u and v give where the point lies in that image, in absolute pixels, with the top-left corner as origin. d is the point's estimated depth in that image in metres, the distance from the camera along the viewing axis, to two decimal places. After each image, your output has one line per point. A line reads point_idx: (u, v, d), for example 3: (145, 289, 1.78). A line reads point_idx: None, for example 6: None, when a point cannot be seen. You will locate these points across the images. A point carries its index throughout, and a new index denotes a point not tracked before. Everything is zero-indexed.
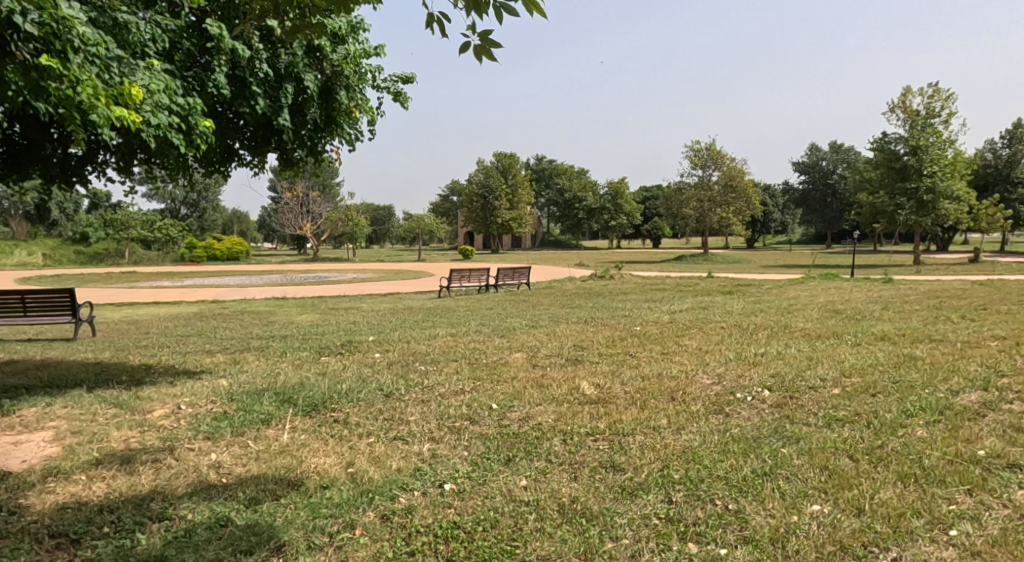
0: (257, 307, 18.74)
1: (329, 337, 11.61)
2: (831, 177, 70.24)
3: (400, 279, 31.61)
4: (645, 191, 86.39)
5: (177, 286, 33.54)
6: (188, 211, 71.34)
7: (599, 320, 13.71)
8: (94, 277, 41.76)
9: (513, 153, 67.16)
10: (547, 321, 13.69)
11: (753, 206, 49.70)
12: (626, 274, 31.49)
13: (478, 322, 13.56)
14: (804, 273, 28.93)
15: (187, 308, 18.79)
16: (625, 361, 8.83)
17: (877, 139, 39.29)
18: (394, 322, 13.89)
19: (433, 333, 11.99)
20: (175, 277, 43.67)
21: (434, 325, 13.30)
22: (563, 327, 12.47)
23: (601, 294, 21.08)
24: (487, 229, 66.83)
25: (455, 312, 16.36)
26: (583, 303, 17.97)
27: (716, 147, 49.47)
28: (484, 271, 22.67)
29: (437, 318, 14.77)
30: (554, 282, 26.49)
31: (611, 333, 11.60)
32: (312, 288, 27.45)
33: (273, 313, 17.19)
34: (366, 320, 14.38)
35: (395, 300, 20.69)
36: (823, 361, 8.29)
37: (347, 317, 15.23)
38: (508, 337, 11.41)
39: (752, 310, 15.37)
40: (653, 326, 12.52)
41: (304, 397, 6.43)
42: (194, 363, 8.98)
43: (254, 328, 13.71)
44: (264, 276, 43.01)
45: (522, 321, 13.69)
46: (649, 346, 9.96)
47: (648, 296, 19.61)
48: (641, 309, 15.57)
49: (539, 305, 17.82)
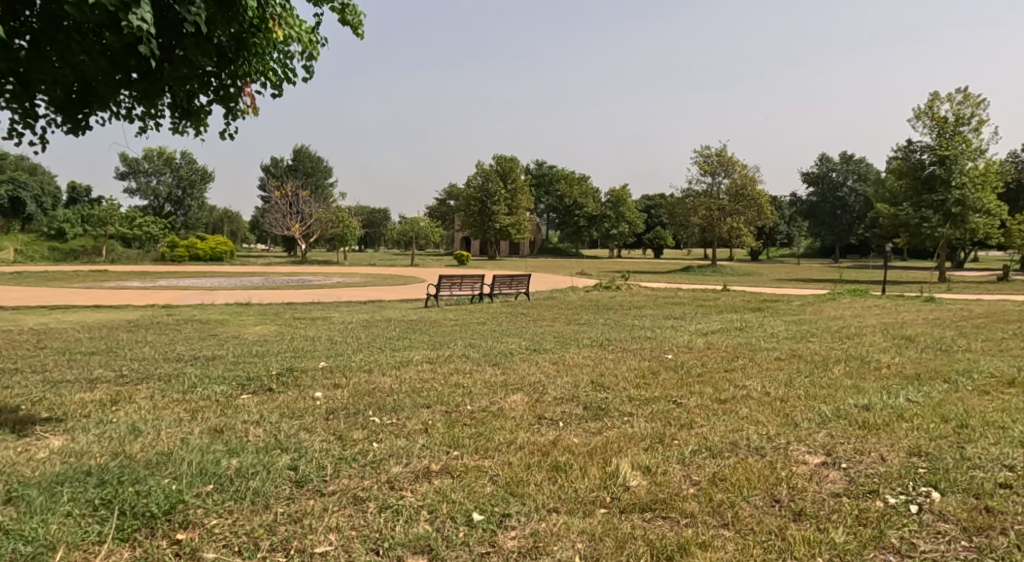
0: (209, 315, 16.08)
1: (271, 361, 8.88)
2: (841, 190, 67.42)
3: (387, 286, 28.99)
4: (648, 199, 83.67)
5: (145, 287, 30.88)
6: (173, 209, 68.59)
7: (618, 343, 11.00)
8: (62, 276, 39.11)
9: (512, 157, 64.64)
10: (554, 342, 11.01)
11: (765, 216, 47.06)
12: (634, 285, 28.84)
13: (468, 342, 10.91)
14: (831, 289, 26.22)
15: (127, 314, 16.17)
16: (672, 417, 6.09)
17: (901, 147, 36.43)
18: (362, 341, 11.17)
19: (406, 359, 9.24)
20: (151, 277, 41.06)
21: (414, 346, 10.61)
22: (576, 354, 9.77)
23: (612, 308, 18.38)
24: (483, 235, 64.11)
25: (441, 327, 13.68)
26: (592, 320, 15.24)
27: (727, 153, 46.80)
28: (476, 278, 19.97)
29: (416, 335, 12.12)
30: (554, 293, 23.89)
31: (639, 365, 8.86)
32: (287, 293, 24.81)
33: (224, 324, 14.54)
34: (327, 338, 11.70)
35: (373, 311, 18.02)
36: (974, 426, 5.52)
37: (307, 333, 12.52)
38: (503, 367, 8.64)
39: (800, 333, 12.66)
40: (689, 354, 9.79)
41: (137, 504, 3.68)
42: (48, 405, 6.25)
43: (185, 344, 10.96)
44: (245, 279, 40.39)
45: (522, 342, 10.97)
46: (701, 388, 7.25)
47: (666, 313, 16.89)
48: (666, 331, 12.87)
49: (540, 320, 15.16)
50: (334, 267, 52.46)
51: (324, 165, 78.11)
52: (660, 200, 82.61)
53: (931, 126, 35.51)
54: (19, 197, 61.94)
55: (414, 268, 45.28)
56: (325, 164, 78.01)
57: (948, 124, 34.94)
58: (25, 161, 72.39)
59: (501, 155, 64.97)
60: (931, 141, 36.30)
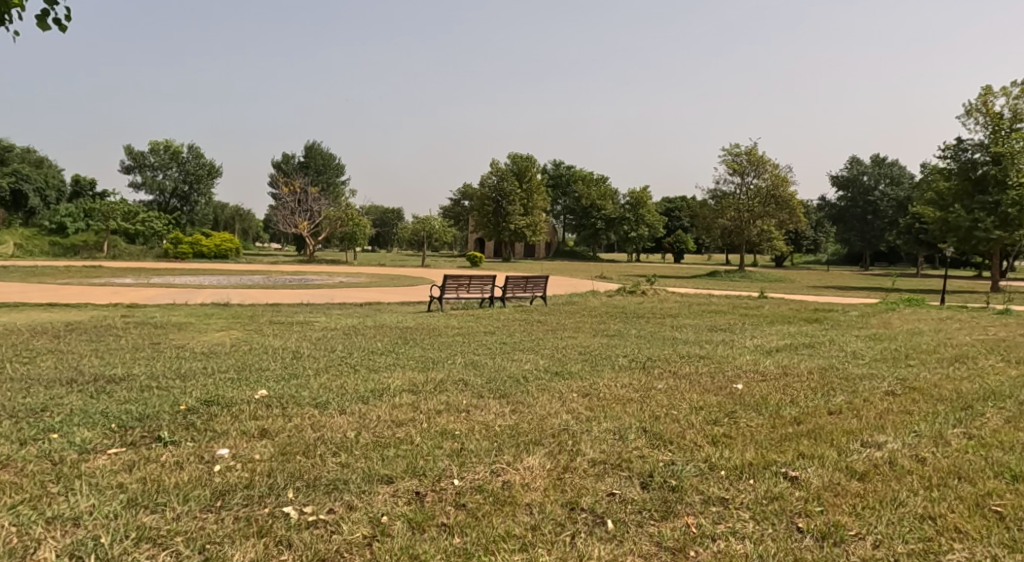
0: (174, 317, 13.82)
1: (193, 387, 6.45)
2: (872, 194, 64.34)
3: (392, 287, 26.70)
4: (668, 202, 80.80)
5: (133, 284, 28.69)
6: (179, 204, 66.64)
7: (666, 364, 8.49)
8: (51, 271, 37.00)
9: (529, 156, 62.24)
10: (582, 363, 8.49)
11: (797, 219, 44.37)
12: (661, 290, 26.29)
13: (472, 361, 8.45)
14: (885, 297, 23.47)
15: (78, 314, 13.93)
16: (794, 516, 3.65)
17: (950, 145, 33.53)
18: (335, 356, 8.74)
19: (379, 387, 6.75)
20: (146, 274, 38.92)
21: (402, 365, 8.17)
22: (616, 382, 7.27)
23: (642, 316, 15.91)
24: (497, 236, 61.63)
25: (441, 338, 11.18)
26: (623, 331, 12.76)
27: (757, 151, 44.09)
28: (487, 278, 17.51)
29: (407, 348, 9.72)
30: (574, 297, 21.48)
31: (706, 402, 6.34)
32: (278, 292, 22.55)
33: (185, 329, 12.28)
34: (291, 350, 9.31)
35: (367, 315, 15.67)
36: None
37: (272, 344, 10.16)
38: (513, 403, 6.13)
39: (890, 353, 10.04)
40: (766, 385, 7.23)
41: None
42: None
43: (106, 354, 8.60)
44: (243, 277, 38.17)
45: (544, 362, 8.47)
46: (821, 449, 4.73)
47: (708, 324, 14.35)
48: (720, 348, 10.30)
49: (560, 329, 12.71)
50: (342, 266, 50.29)
51: (336, 163, 75.99)
52: (680, 203, 79.70)
53: (983, 122, 32.58)
54: (21, 190, 60.17)
55: (424, 268, 42.99)
56: (337, 162, 75.99)
57: (1004, 120, 32.00)
58: (31, 154, 70.79)
59: (518, 154, 62.56)
60: (983, 139, 33.33)
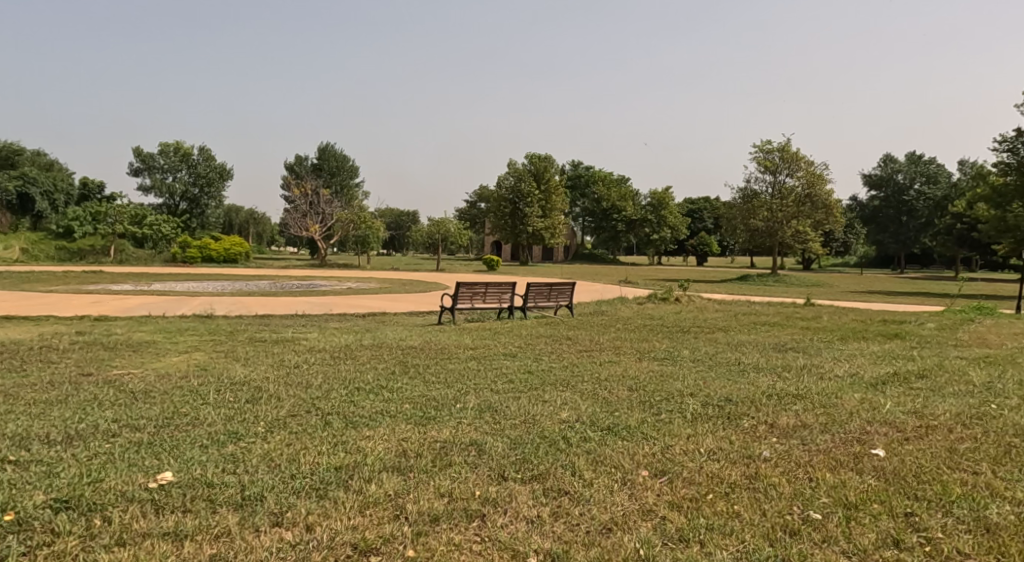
0: (138, 335, 11.70)
1: (62, 463, 4.31)
2: (907, 193, 61.63)
3: (404, 293, 24.62)
4: (690, 202, 78.22)
5: (125, 292, 26.54)
6: (189, 207, 64.68)
7: (758, 410, 6.22)
8: (46, 277, 34.97)
9: (547, 156, 60.06)
10: (641, 409, 6.25)
11: (834, 219, 41.86)
12: (697, 297, 23.92)
13: (492, 407, 6.26)
14: (949, 304, 20.98)
15: (31, 329, 11.90)
16: None
17: (1007, 138, 30.95)
18: (305, 398, 6.54)
19: (348, 465, 4.47)
20: (146, 280, 36.81)
21: (392, 414, 5.96)
22: (700, 445, 5.05)
23: (687, 332, 13.58)
24: (515, 239, 59.39)
25: (452, 364, 8.96)
26: (672, 352, 10.46)
27: (791, 148, 41.71)
28: (506, 286, 15.25)
29: (407, 383, 7.48)
30: (602, 306, 19.25)
31: (856, 487, 4.12)
32: (274, 299, 20.47)
33: (142, 350, 10.15)
34: (252, 387, 7.10)
35: (367, 330, 13.52)
36: None
37: (232, 375, 7.98)
38: (554, 502, 3.95)
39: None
40: (923, 454, 4.90)
41: None
42: None
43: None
44: (248, 283, 36.10)
45: (589, 409, 6.24)
46: None
47: (770, 342, 11.98)
48: (812, 380, 7.99)
49: (596, 350, 10.44)
50: (354, 271, 48.36)
51: (351, 164, 74.03)
52: (703, 203, 77.18)
53: None
54: (27, 193, 58.60)
55: (437, 273, 40.85)
56: (351, 163, 74.00)
57: None
58: (39, 156, 69.20)
59: (536, 154, 60.36)
60: None
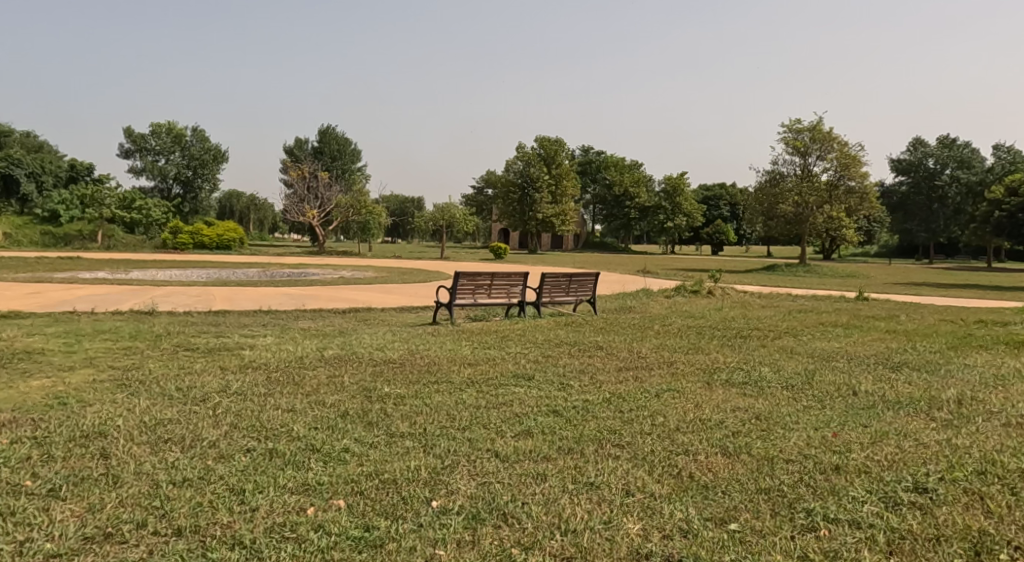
0: (29, 339, 8.78)
1: None
2: (938, 178, 58.44)
3: (401, 283, 21.68)
4: (706, 189, 75.18)
5: (89, 280, 23.65)
6: (182, 191, 61.82)
7: (1001, 520, 3.33)
8: (15, 263, 32.06)
9: (557, 139, 57.09)
10: (774, 519, 3.37)
11: (869, 205, 38.66)
12: (734, 290, 20.92)
13: (503, 512, 3.43)
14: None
15: None
16: None
17: None
18: (161, 482, 3.67)
19: None
20: (126, 267, 33.92)
21: (307, 534, 3.15)
22: None
23: (747, 338, 10.60)
24: (523, 226, 56.37)
25: (437, 398, 5.93)
26: (750, 372, 7.46)
27: (823, 127, 38.50)
28: (516, 277, 12.31)
29: (356, 441, 4.53)
30: (630, 301, 16.28)
31: None
32: (247, 291, 17.56)
33: (8, 367, 7.20)
34: (88, 451, 4.17)
35: (341, 333, 10.59)
36: None
37: (90, 416, 5.06)
38: None
39: None
40: None
41: None
42: None
43: None
44: (236, 271, 33.09)
45: (678, 517, 3.38)
46: None
47: (869, 355, 8.97)
48: (1011, 433, 5.02)
49: (639, 368, 7.49)
50: (354, 259, 45.46)
51: (352, 148, 71.00)
52: (720, 190, 74.19)
53: None
54: (12, 175, 55.76)
55: (440, 262, 37.97)
56: (352, 146, 70.89)
57: None
58: (28, 137, 66.48)
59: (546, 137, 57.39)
60: None
